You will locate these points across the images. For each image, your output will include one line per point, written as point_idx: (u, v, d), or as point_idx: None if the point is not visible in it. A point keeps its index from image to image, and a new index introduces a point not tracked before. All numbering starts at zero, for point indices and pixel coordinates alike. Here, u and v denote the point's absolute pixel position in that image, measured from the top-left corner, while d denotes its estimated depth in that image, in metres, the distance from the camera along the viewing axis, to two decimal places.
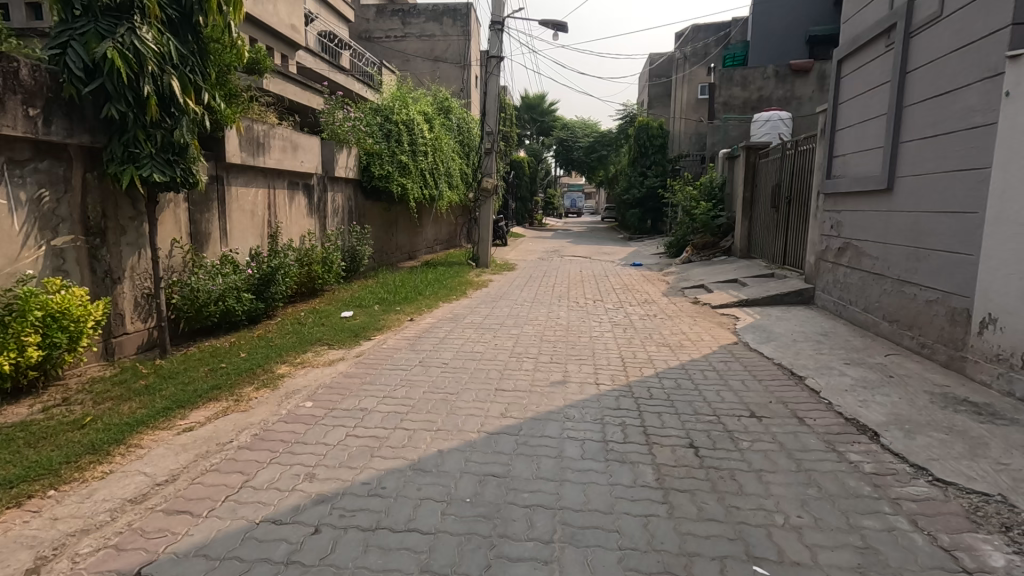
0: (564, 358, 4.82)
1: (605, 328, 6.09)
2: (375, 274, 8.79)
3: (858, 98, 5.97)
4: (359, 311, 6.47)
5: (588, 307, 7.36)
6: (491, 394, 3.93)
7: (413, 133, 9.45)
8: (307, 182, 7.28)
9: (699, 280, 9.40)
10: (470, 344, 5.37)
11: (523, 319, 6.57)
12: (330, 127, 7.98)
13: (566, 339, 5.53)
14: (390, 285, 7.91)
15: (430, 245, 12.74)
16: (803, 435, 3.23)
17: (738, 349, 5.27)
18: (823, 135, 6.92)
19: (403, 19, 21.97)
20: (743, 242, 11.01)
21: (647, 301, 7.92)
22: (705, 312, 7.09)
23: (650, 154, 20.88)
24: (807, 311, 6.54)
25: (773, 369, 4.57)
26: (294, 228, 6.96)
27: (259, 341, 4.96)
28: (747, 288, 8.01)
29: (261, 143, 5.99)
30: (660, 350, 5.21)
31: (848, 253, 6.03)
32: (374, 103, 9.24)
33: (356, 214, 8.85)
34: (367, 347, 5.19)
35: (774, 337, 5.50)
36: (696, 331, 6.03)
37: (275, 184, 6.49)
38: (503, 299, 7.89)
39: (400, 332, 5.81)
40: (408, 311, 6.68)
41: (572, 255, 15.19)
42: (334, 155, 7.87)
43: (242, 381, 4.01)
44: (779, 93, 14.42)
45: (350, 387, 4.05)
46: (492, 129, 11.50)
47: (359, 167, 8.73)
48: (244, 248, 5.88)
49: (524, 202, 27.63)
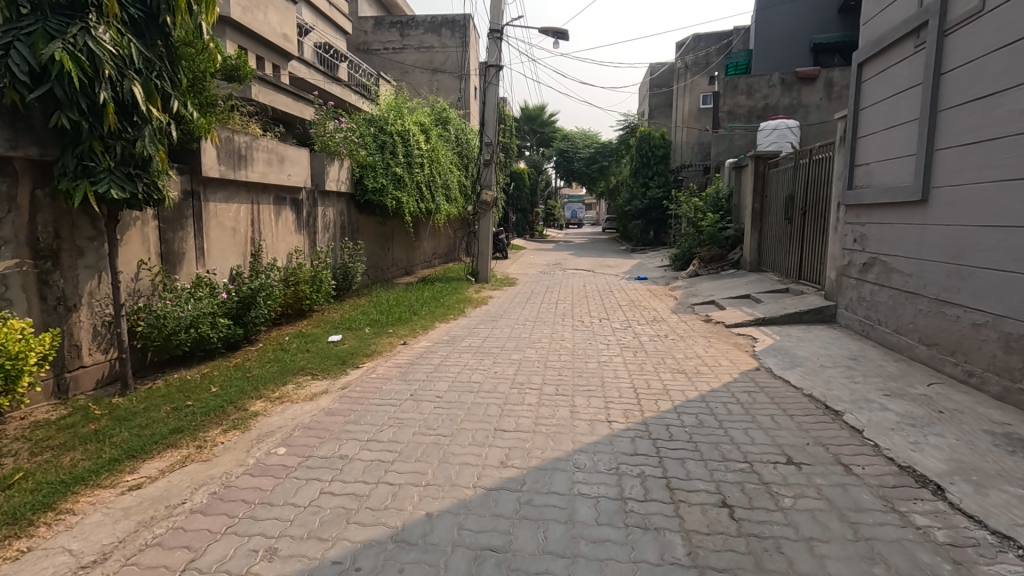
0: (570, 389, 4.36)
1: (613, 351, 5.64)
2: (368, 292, 8.35)
3: (883, 103, 5.56)
4: (349, 335, 6.02)
5: (595, 327, 6.91)
6: (489, 436, 3.47)
7: (409, 144, 9.06)
8: (295, 197, 6.87)
9: (709, 296, 8.95)
10: (467, 372, 4.92)
11: (525, 341, 6.12)
12: (320, 138, 7.59)
13: (572, 365, 5.08)
14: (383, 304, 7.47)
15: (427, 259, 12.32)
16: (853, 491, 2.77)
17: (761, 376, 4.81)
18: (843, 143, 6.51)
19: (401, 31, 21.79)
20: (753, 255, 10.58)
21: (656, 320, 7.45)
22: (719, 332, 6.63)
23: (652, 164, 20.49)
24: (830, 331, 6.09)
25: (804, 400, 4.11)
26: (281, 245, 6.54)
27: (235, 372, 4.50)
28: (761, 305, 7.56)
29: (243, 156, 5.59)
30: (676, 378, 4.75)
31: (876, 268, 5.59)
32: (368, 113, 8.86)
33: (349, 229, 8.45)
34: (354, 376, 4.74)
35: (799, 362, 5.04)
36: (712, 354, 5.57)
37: (259, 199, 6.08)
38: (504, 319, 7.44)
39: (392, 358, 5.36)
40: (401, 334, 6.24)
41: (574, 268, 14.75)
42: (325, 167, 7.47)
43: (208, 423, 3.54)
44: (786, 101, 14.05)
45: (330, 428, 3.59)
46: (491, 140, 11.12)
47: (352, 180, 8.34)
48: (224, 268, 5.46)
49: (525, 213, 27.28)
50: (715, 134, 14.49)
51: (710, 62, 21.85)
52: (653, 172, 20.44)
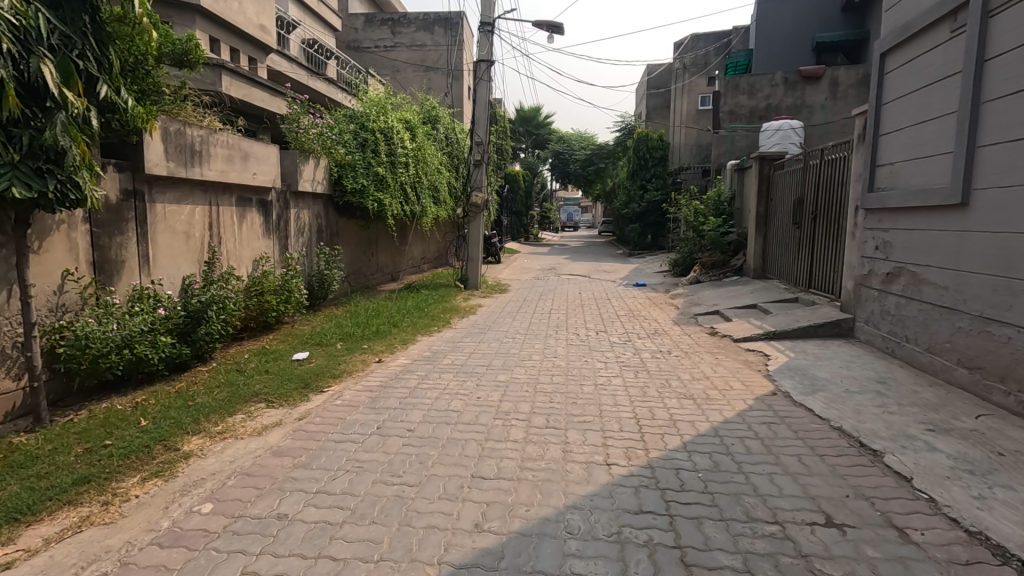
0: (562, 422, 3.78)
1: (611, 371, 5.07)
2: (347, 301, 7.76)
3: (911, 96, 5.02)
4: (318, 351, 5.42)
5: (590, 341, 6.34)
6: (463, 486, 2.87)
7: (392, 142, 8.46)
8: (262, 198, 6.27)
9: (712, 305, 8.39)
10: (447, 397, 4.33)
11: (514, 358, 5.55)
12: (293, 134, 6.98)
13: (565, 389, 4.50)
14: (361, 315, 6.88)
15: (415, 265, 11.75)
16: (917, 569, 2.19)
17: (779, 402, 4.24)
18: (862, 142, 5.98)
19: (393, 28, 21.22)
20: (758, 261, 10.05)
21: (657, 332, 6.89)
22: (727, 347, 6.07)
23: (649, 166, 19.92)
24: (850, 347, 5.53)
25: (833, 435, 3.53)
26: (245, 252, 5.94)
27: (174, 399, 3.88)
28: (770, 316, 6.99)
29: (197, 151, 4.99)
30: (683, 405, 4.18)
31: (903, 279, 5.04)
32: (348, 110, 8.28)
33: (327, 233, 7.86)
34: (316, 404, 4.14)
35: (820, 386, 4.47)
36: (721, 375, 4.99)
37: (218, 200, 5.48)
38: (492, 331, 6.86)
39: (363, 380, 4.77)
40: (377, 350, 5.65)
41: (569, 273, 14.19)
42: (297, 167, 6.88)
43: (126, 469, 2.94)
44: (789, 101, 13.55)
45: (274, 474, 2.98)
46: (482, 139, 10.54)
47: (330, 180, 7.76)
48: (174, 277, 4.84)
49: (519, 216, 26.76)
50: (715, 135, 13.97)
51: (709, 63, 21.42)
52: (651, 174, 19.91)
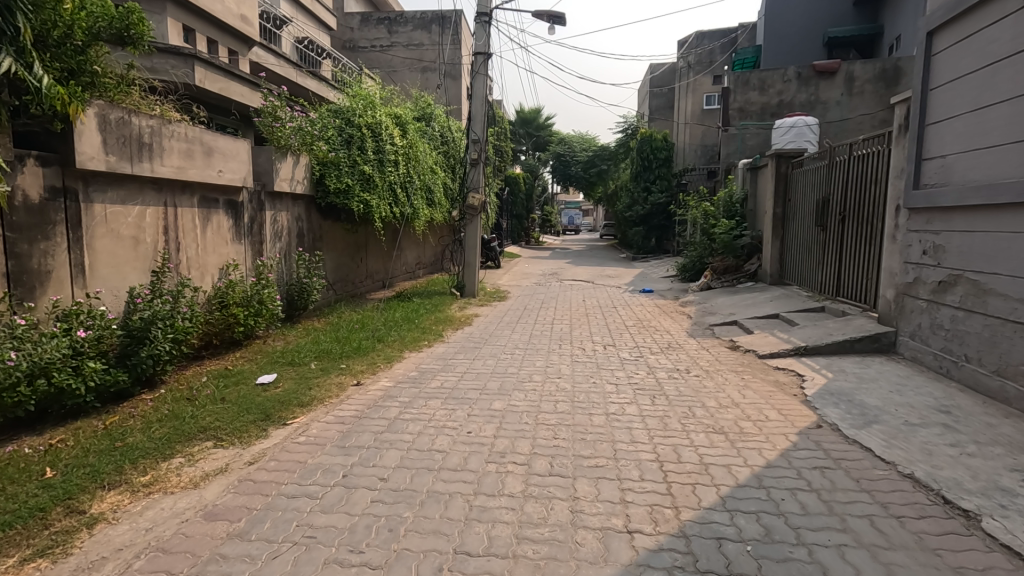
0: (569, 469, 3.10)
1: (624, 396, 4.40)
2: (330, 312, 7.10)
3: (971, 78, 4.37)
4: (288, 372, 4.73)
5: (598, 357, 5.67)
6: (443, 569, 2.19)
7: (380, 139, 7.80)
8: (232, 198, 5.60)
9: (729, 315, 7.71)
10: (432, 432, 3.66)
11: (513, 379, 4.88)
12: (268, 129, 6.23)
13: (572, 421, 3.83)
14: (343, 329, 6.23)
15: (409, 270, 11.11)
16: None
17: (827, 437, 3.56)
18: (903, 134, 5.33)
19: (389, 27, 20.61)
20: (775, 267, 9.39)
21: (671, 347, 6.21)
22: (752, 365, 5.39)
23: (653, 167, 19.29)
24: (895, 367, 4.85)
25: (905, 486, 2.85)
26: (210, 259, 5.27)
27: (100, 440, 3.20)
28: (797, 328, 6.31)
29: (145, 145, 4.33)
30: (713, 442, 3.51)
31: (961, 288, 4.37)
32: (333, 104, 7.64)
33: (309, 237, 7.22)
34: (274, 442, 3.46)
35: (873, 417, 3.79)
36: (752, 400, 4.32)
37: (176, 201, 4.82)
38: (488, 346, 6.19)
39: (336, 408, 4.09)
40: (357, 370, 4.97)
41: (572, 278, 13.53)
42: (273, 164, 6.23)
43: (3, 545, 2.26)
44: (802, 97, 12.89)
45: (197, 551, 2.31)
46: (479, 136, 9.88)
47: (312, 180, 7.10)
48: (117, 289, 4.17)
49: (520, 219, 26.14)
50: (725, 133, 13.29)
51: (714, 61, 21.03)
52: (654, 175, 19.27)
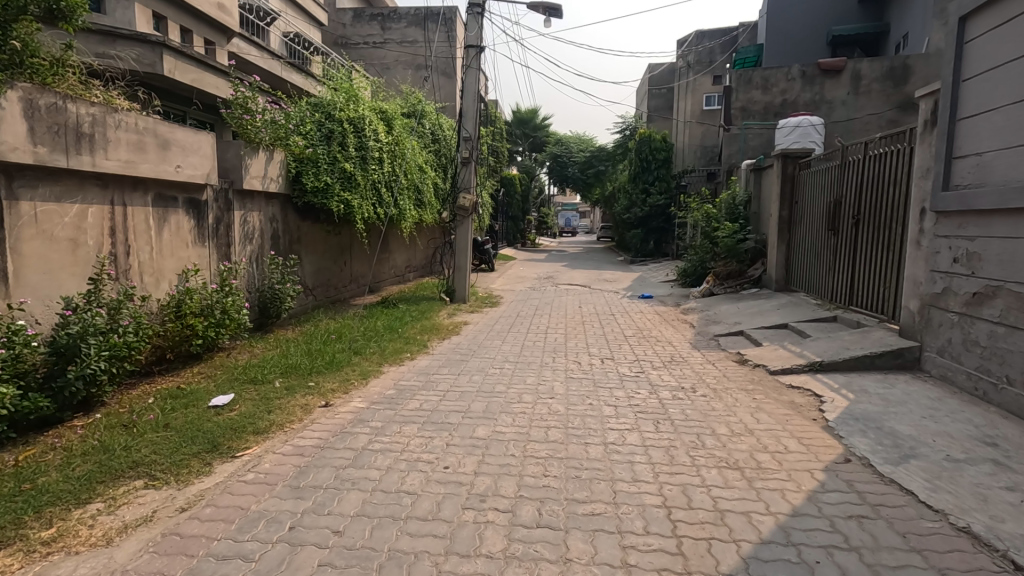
0: (561, 519, 2.61)
1: (624, 421, 3.92)
2: (306, 320, 6.61)
3: (1012, 66, 3.92)
4: (247, 393, 4.21)
5: (595, 373, 5.19)
6: None
7: (363, 134, 7.32)
8: (193, 197, 5.11)
9: (733, 324, 7.25)
10: (403, 467, 3.18)
11: (500, 400, 4.39)
12: (236, 121, 5.74)
13: (565, 453, 3.35)
14: (318, 340, 5.73)
15: (397, 274, 10.63)
16: None
17: (859, 474, 3.08)
18: (928, 130, 4.88)
19: (382, 23, 20.11)
20: (781, 272, 8.95)
21: (674, 360, 5.74)
22: (763, 383, 4.93)
23: (652, 169, 18.84)
24: (923, 387, 4.38)
25: (964, 545, 2.37)
26: (167, 263, 4.77)
27: (3, 482, 2.70)
28: (809, 340, 5.85)
29: (84, 135, 3.83)
30: (728, 479, 3.04)
31: (1001, 301, 3.91)
32: (313, 97, 7.17)
33: (285, 239, 6.75)
34: (217, 480, 2.97)
35: (909, 450, 3.32)
36: (768, 426, 3.85)
37: (125, 198, 4.31)
38: (476, 359, 5.70)
39: (296, 436, 3.60)
40: (326, 389, 4.47)
41: (568, 283, 13.06)
42: (243, 160, 5.74)
43: None
44: (807, 96, 12.46)
45: None
46: (470, 134, 9.40)
47: (287, 178, 6.62)
48: (48, 298, 3.66)
49: (515, 221, 25.66)
50: (727, 133, 12.87)
51: (715, 60, 20.73)
52: (653, 177, 18.82)
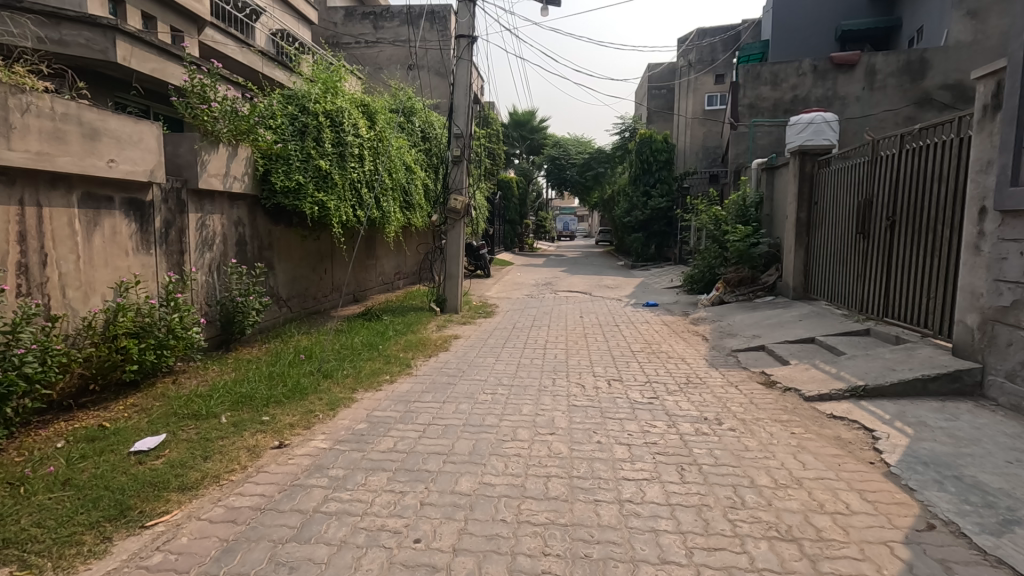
0: None
1: (641, 469, 3.20)
2: (275, 336, 5.90)
3: None
4: (184, 432, 3.47)
5: (602, 400, 4.47)
6: None
7: (343, 129, 6.62)
8: (134, 197, 4.39)
9: (752, 337, 6.56)
10: (362, 541, 2.45)
11: (490, 438, 3.67)
12: (190, 111, 4.99)
13: (570, 519, 2.63)
14: (284, 360, 5.01)
15: (384, 281, 9.94)
16: None
17: (953, 549, 2.37)
18: (987, 116, 4.20)
19: (375, 22, 19.42)
20: (799, 279, 8.27)
21: (692, 382, 5.02)
22: (800, 412, 4.22)
23: (654, 170, 18.16)
24: (997, 420, 3.67)
25: None
26: (99, 274, 4.05)
27: None
28: (844, 358, 5.14)
29: None
30: (785, 558, 2.32)
31: None
32: (287, 89, 6.46)
33: (253, 245, 6.05)
34: (109, 568, 2.24)
35: (1008, 511, 2.61)
36: (817, 474, 3.13)
37: (39, 197, 3.59)
38: (464, 382, 4.97)
39: (232, 493, 2.87)
40: (283, 425, 3.74)
41: (567, 289, 12.35)
42: (198, 155, 5.03)
43: None
44: (819, 92, 11.82)
45: None
46: (462, 131, 8.70)
47: (254, 177, 5.90)
48: None
49: (513, 225, 25.01)
50: (734, 131, 12.18)
51: (716, 58, 20.09)
52: (655, 178, 18.15)
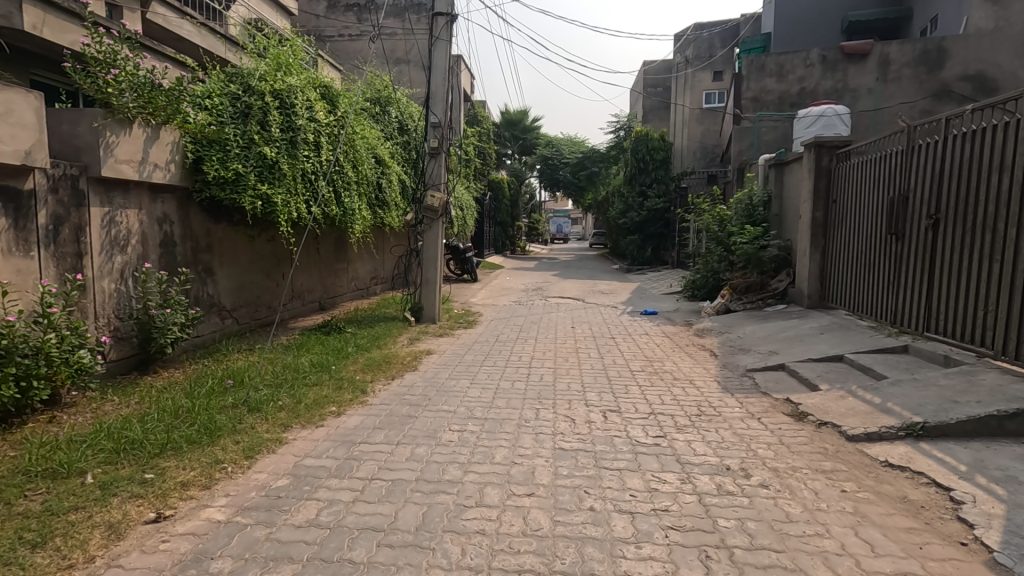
0: None
1: (649, 557, 2.30)
2: (207, 355, 4.99)
3: None
4: (24, 500, 2.55)
5: (597, 441, 3.55)
6: None
7: (295, 112, 5.72)
8: (3, 184, 3.46)
9: (769, 353, 5.68)
10: None
11: (447, 503, 2.75)
12: (90, 80, 4.05)
13: None
14: (207, 386, 4.09)
15: (357, 287, 9.04)
16: None
17: None
18: None
19: (358, 14, 18.57)
20: (815, 285, 7.42)
21: (705, 414, 4.12)
22: (846, 457, 3.33)
23: (650, 170, 17.36)
24: None
25: None
26: None
27: None
28: (886, 382, 4.28)
29: None
30: None
31: None
32: (230, 66, 5.57)
33: (184, 246, 5.12)
34: None
35: None
36: (896, 566, 2.23)
37: None
38: (427, 415, 4.05)
39: None
40: (170, 483, 2.82)
41: (559, 295, 11.46)
42: (102, 136, 4.10)
43: None
44: (827, 85, 11.03)
45: None
46: (440, 120, 7.77)
47: (183, 165, 4.97)
48: None
49: (504, 226, 24.17)
50: (738, 126, 11.30)
51: (715, 54, 19.42)
52: (651, 178, 17.35)
